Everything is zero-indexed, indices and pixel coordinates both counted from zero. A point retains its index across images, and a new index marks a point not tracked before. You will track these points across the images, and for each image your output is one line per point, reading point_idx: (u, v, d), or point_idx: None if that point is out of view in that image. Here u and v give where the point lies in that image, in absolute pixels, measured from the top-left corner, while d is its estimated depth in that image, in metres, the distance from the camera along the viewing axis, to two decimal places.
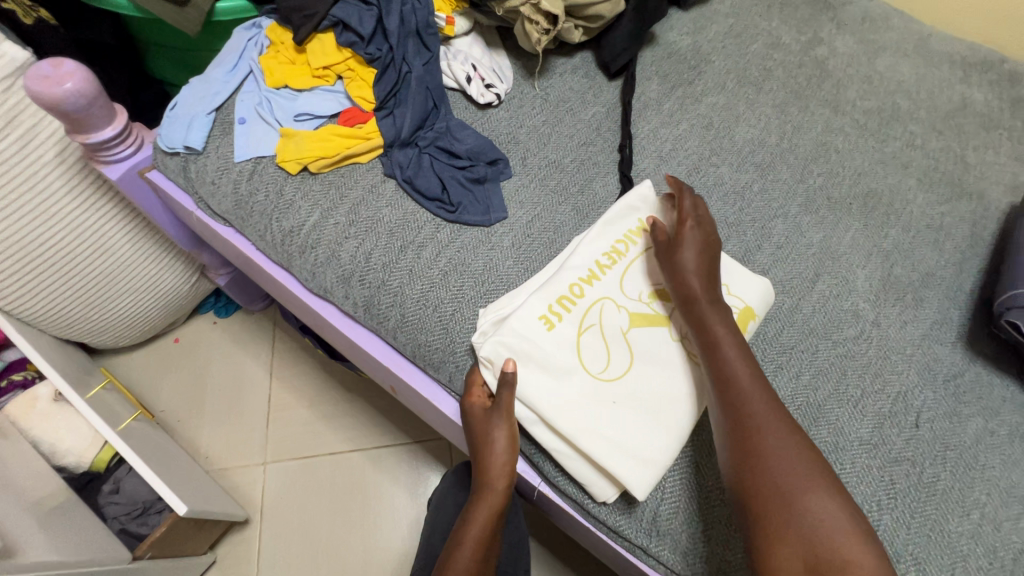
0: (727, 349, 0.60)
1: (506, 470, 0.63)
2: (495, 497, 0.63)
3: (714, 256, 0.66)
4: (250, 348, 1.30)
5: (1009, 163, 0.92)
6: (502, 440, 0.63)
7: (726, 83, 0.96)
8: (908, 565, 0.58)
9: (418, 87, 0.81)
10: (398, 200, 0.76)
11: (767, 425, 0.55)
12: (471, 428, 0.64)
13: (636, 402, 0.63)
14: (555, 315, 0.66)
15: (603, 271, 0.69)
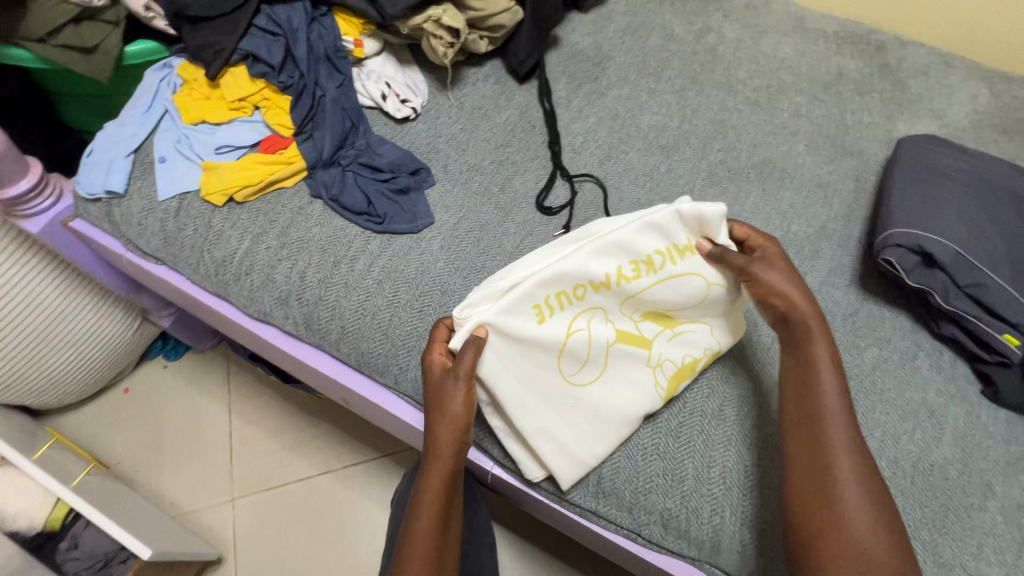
0: (819, 345, 0.61)
1: (459, 427, 0.61)
2: (448, 454, 0.61)
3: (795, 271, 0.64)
4: (205, 387, 1.29)
5: (883, 122, 1.02)
6: (455, 400, 0.60)
7: (629, 76, 1.03)
8: None
9: (334, 109, 0.84)
10: (327, 218, 0.79)
11: (841, 425, 0.58)
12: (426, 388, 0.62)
13: (591, 412, 0.65)
14: (548, 308, 0.63)
15: (621, 281, 0.64)
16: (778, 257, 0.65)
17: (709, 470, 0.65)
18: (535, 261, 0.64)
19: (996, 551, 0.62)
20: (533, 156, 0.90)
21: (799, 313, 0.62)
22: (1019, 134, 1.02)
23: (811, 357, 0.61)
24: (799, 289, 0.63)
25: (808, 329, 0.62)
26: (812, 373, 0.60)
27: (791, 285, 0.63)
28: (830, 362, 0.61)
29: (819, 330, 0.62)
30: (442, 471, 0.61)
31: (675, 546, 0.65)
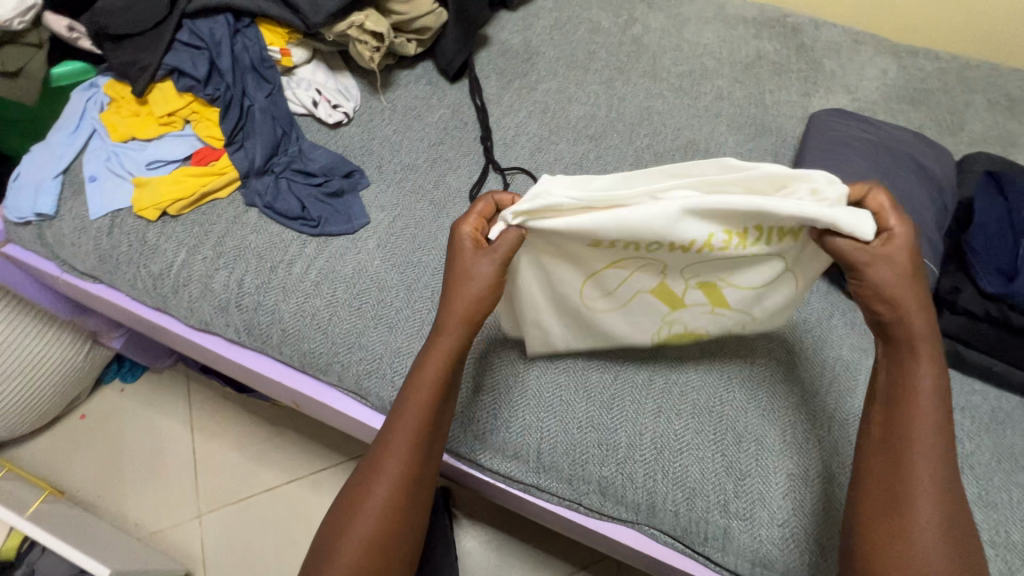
0: (921, 359, 0.54)
1: (474, 310, 0.58)
2: (456, 334, 0.59)
3: (919, 269, 0.53)
4: (165, 406, 1.28)
5: (800, 100, 1.08)
6: (476, 279, 0.57)
7: (557, 69, 1.07)
8: (749, 443, 0.69)
9: (264, 118, 0.85)
10: (262, 225, 0.81)
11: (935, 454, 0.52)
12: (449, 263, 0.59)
13: (587, 326, 0.70)
14: (610, 243, 0.59)
15: (702, 247, 0.58)
16: (903, 245, 0.53)
17: (641, 436, 0.69)
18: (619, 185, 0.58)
19: None
20: (466, 152, 0.93)
21: (906, 323, 0.54)
22: (926, 103, 1.09)
23: (912, 380, 0.54)
24: (912, 293, 0.53)
25: (908, 342, 0.54)
26: (910, 395, 0.54)
27: (906, 291, 0.53)
28: (932, 380, 0.54)
29: (925, 339, 0.54)
30: (443, 355, 0.59)
31: (614, 511, 0.68)
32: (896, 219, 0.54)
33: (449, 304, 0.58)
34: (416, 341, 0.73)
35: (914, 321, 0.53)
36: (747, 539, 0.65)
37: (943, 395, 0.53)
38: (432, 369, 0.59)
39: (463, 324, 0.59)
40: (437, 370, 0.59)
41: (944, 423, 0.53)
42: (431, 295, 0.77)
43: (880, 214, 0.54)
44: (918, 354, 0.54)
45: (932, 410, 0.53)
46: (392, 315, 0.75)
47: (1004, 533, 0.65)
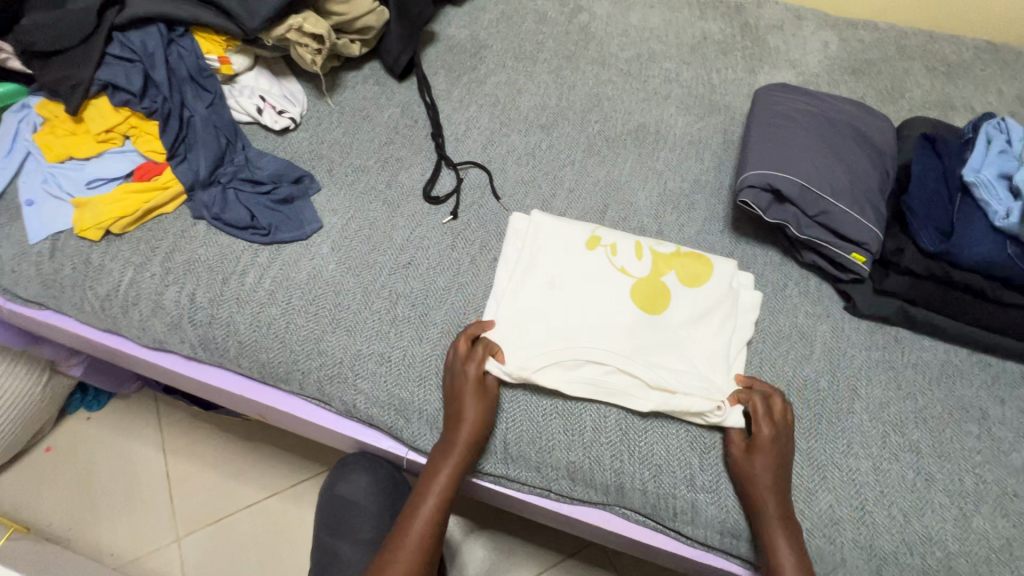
0: (774, 528, 0.62)
1: (477, 439, 0.67)
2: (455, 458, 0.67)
3: (778, 461, 0.64)
4: (135, 432, 1.25)
5: (746, 77, 1.10)
6: (475, 414, 0.67)
7: (506, 62, 1.07)
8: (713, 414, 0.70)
9: (206, 128, 0.84)
10: (211, 237, 0.79)
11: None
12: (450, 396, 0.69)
13: None
14: None
15: None
16: (764, 437, 0.65)
17: (605, 419, 0.69)
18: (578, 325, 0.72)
19: (864, 445, 0.69)
20: (417, 150, 0.92)
21: (758, 502, 0.63)
22: (867, 74, 1.11)
23: (774, 543, 0.61)
24: (764, 472, 0.63)
25: (764, 526, 0.62)
26: (767, 555, 0.61)
27: (763, 465, 0.63)
28: (789, 553, 0.61)
29: (778, 520, 0.62)
30: (451, 473, 0.67)
31: (583, 495, 0.69)
32: (773, 424, 0.66)
33: (454, 430, 0.67)
34: (376, 343, 0.73)
35: (766, 484, 0.63)
36: (714, 510, 0.66)
37: (803, 560, 0.61)
38: (437, 489, 0.67)
39: (469, 449, 0.67)
40: (444, 483, 0.67)
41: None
42: (389, 295, 0.76)
43: (756, 421, 0.66)
44: (774, 531, 0.62)
45: (790, 574, 0.60)
46: (350, 318, 0.74)
47: (959, 482, 0.67)
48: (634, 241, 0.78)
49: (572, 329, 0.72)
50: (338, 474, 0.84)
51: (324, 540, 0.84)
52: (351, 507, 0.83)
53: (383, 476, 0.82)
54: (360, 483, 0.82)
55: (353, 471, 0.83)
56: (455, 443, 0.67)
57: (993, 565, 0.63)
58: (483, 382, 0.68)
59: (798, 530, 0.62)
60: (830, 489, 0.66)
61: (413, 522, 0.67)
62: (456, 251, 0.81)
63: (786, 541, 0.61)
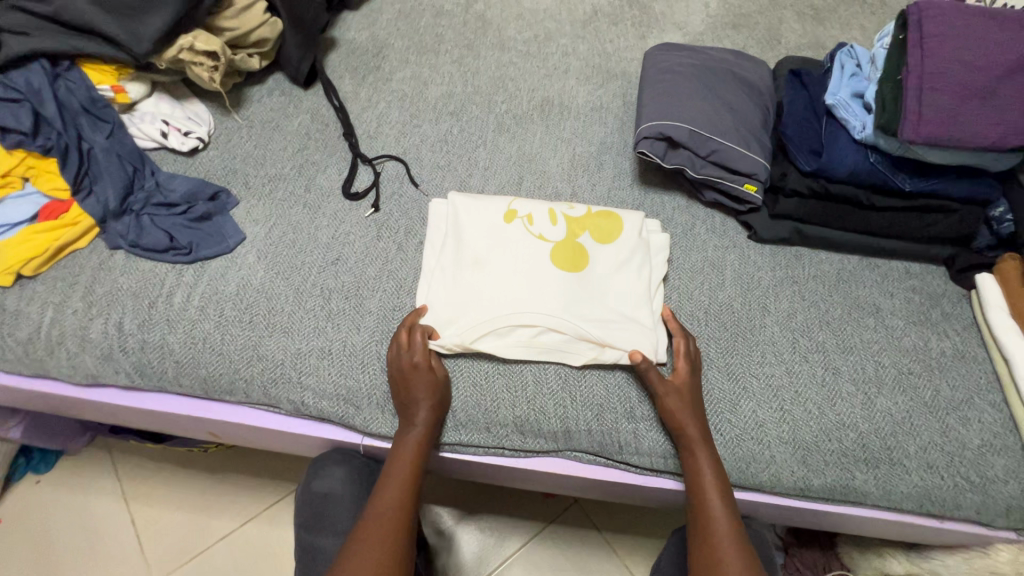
0: (696, 446, 0.67)
1: (433, 417, 0.69)
2: (419, 429, 0.69)
3: (694, 388, 0.70)
4: (92, 487, 1.20)
5: (637, 43, 1.16)
6: (427, 394, 0.69)
7: (409, 57, 1.10)
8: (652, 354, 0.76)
9: (108, 158, 0.83)
10: (132, 265, 0.79)
11: (721, 509, 0.65)
12: (398, 386, 0.70)
13: None
14: None
15: None
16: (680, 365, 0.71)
17: (546, 371, 0.74)
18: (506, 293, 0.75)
19: (776, 353, 0.76)
20: (332, 152, 0.94)
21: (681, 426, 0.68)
22: (746, 26, 1.20)
23: (697, 461, 0.67)
24: (684, 399, 0.69)
25: (687, 440, 0.68)
26: (693, 472, 0.66)
27: (688, 392, 0.69)
28: (708, 460, 0.67)
29: (701, 440, 0.67)
30: (413, 453, 0.68)
31: (536, 445, 0.72)
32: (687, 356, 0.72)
33: (411, 414, 0.69)
34: (314, 339, 0.74)
35: (688, 409, 0.68)
36: (654, 435, 0.71)
37: (720, 469, 0.67)
38: (402, 472, 0.67)
39: (428, 428, 0.69)
40: (411, 462, 0.68)
41: (724, 490, 0.66)
42: (321, 292, 0.78)
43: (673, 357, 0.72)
44: (696, 448, 0.67)
45: (710, 477, 0.66)
46: (285, 320, 0.76)
47: (862, 370, 0.75)
48: (548, 208, 0.83)
49: (503, 297, 0.75)
50: (312, 470, 0.81)
51: (303, 543, 0.80)
52: (330, 502, 0.81)
53: (359, 467, 0.80)
54: (335, 476, 0.80)
55: (327, 465, 0.80)
56: (414, 424, 0.69)
57: (899, 436, 0.70)
58: (432, 365, 0.70)
59: (714, 446, 0.68)
60: (752, 397, 0.72)
61: (379, 507, 0.66)
62: (382, 241, 0.84)
63: (707, 457, 0.67)
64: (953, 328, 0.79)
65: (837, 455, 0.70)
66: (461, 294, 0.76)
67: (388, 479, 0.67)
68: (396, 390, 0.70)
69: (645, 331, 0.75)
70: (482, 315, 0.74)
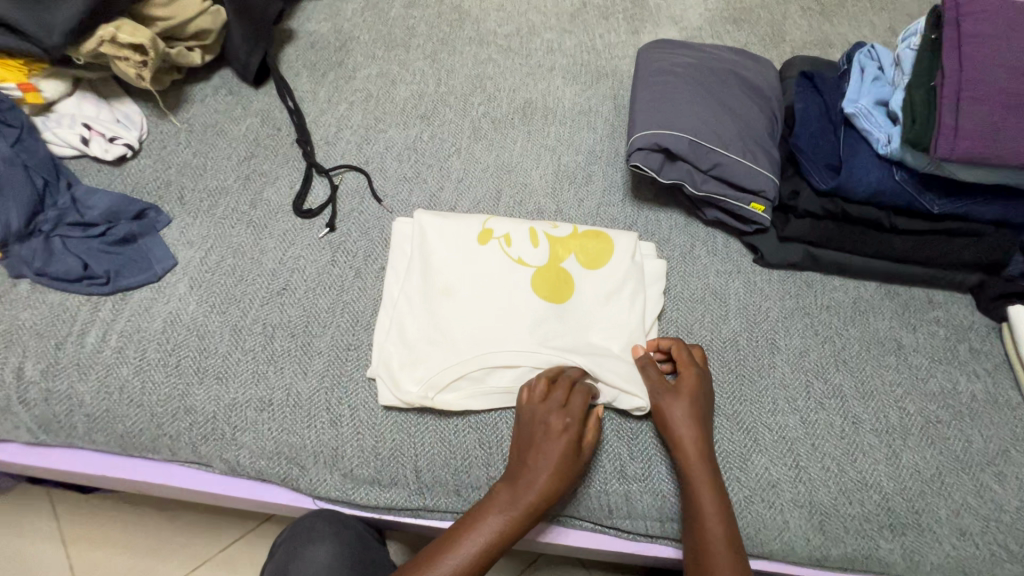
0: (699, 483, 0.57)
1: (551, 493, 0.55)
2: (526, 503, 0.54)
3: (700, 415, 0.61)
4: (26, 529, 1.07)
5: (630, 39, 1.06)
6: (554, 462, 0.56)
7: (375, 52, 0.98)
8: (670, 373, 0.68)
9: (11, 169, 0.70)
10: (38, 297, 0.67)
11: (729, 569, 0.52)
12: (527, 445, 0.57)
13: None
14: None
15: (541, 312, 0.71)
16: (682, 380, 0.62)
17: None
18: (476, 330, 0.65)
19: (789, 399, 0.66)
20: (283, 161, 0.82)
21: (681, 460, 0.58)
22: (747, 22, 1.10)
23: (693, 475, 0.57)
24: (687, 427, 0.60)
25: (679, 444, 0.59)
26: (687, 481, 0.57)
27: (693, 394, 0.61)
28: (704, 469, 0.57)
29: (705, 470, 0.57)
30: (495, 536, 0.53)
31: None
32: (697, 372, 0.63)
33: (529, 485, 0.55)
34: (252, 387, 0.63)
35: (680, 410, 0.60)
36: (650, 499, 0.61)
37: (730, 519, 0.55)
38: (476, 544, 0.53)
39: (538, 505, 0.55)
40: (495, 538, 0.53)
41: (735, 544, 0.54)
42: (263, 329, 0.67)
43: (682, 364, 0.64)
44: (691, 456, 0.58)
45: (706, 489, 0.56)
46: (218, 362, 0.65)
47: (884, 419, 0.66)
48: (528, 227, 0.72)
49: (479, 333, 0.65)
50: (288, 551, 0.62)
51: None
52: None
53: (351, 542, 0.63)
54: (320, 559, 0.62)
55: (310, 543, 0.62)
56: (526, 499, 0.54)
57: (928, 496, 0.62)
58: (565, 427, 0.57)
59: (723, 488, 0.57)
60: (763, 451, 0.63)
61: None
62: (337, 266, 0.72)
63: (714, 503, 0.56)
64: (984, 367, 0.70)
65: (858, 520, 0.60)
66: (429, 329, 0.65)
67: (457, 543, 0.53)
68: (519, 446, 0.58)
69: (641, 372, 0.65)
70: (454, 355, 0.64)
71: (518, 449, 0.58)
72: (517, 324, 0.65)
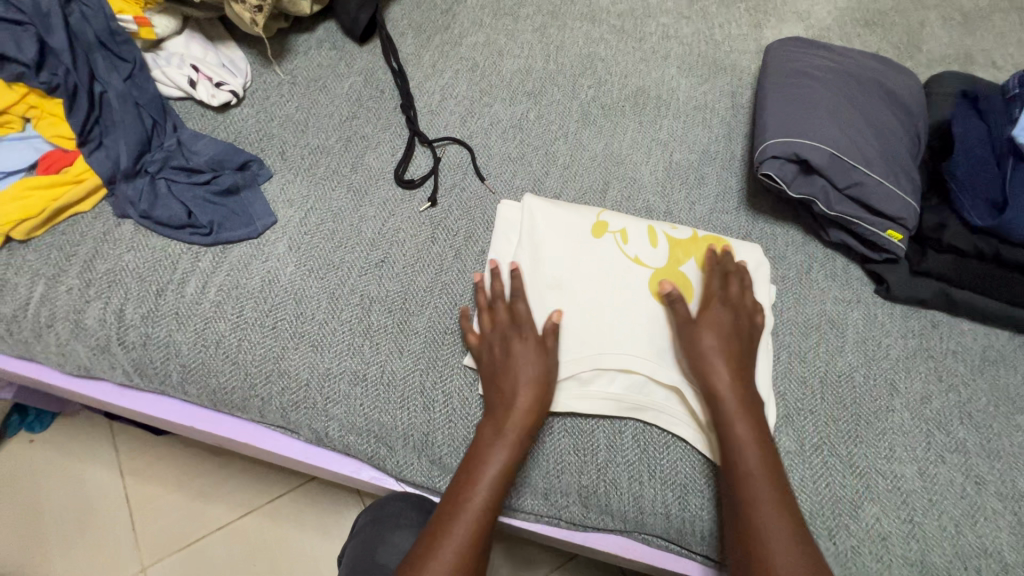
0: (719, 338, 0.59)
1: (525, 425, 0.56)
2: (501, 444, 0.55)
3: (737, 318, 0.61)
4: (87, 454, 1.07)
5: (752, 32, 0.98)
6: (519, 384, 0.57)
7: (483, 19, 0.93)
8: (796, 378, 0.65)
9: (124, 106, 0.69)
10: (141, 240, 0.66)
11: (764, 483, 0.53)
12: (497, 345, 0.60)
13: None
14: None
15: None
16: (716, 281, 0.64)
17: (621, 435, 0.60)
18: (591, 331, 0.62)
19: (907, 448, 0.61)
20: (386, 125, 0.79)
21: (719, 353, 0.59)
22: (881, 26, 1.01)
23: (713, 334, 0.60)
24: (725, 332, 0.60)
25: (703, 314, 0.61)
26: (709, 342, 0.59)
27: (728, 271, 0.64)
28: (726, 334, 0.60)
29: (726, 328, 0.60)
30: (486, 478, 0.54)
31: (597, 522, 0.60)
32: (742, 324, 0.61)
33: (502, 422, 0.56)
34: (347, 359, 0.62)
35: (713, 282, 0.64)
36: None
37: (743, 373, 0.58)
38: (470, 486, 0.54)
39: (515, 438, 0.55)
40: (485, 485, 0.54)
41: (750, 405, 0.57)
42: (361, 300, 0.65)
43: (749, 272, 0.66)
44: (711, 320, 0.61)
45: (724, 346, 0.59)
46: (315, 331, 0.63)
47: (1011, 483, 0.60)
48: (647, 226, 0.68)
49: (591, 333, 0.62)
50: (377, 532, 0.64)
51: None
52: None
53: None
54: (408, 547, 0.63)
55: (398, 530, 0.63)
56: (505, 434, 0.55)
57: None
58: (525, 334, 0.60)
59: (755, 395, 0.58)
60: (874, 499, 0.59)
61: (450, 513, 0.53)
62: (436, 245, 0.70)
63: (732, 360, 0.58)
64: None
65: None
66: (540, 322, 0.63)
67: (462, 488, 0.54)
68: (493, 375, 0.58)
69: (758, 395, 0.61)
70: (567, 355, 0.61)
71: (505, 401, 0.57)
72: (636, 330, 0.62)
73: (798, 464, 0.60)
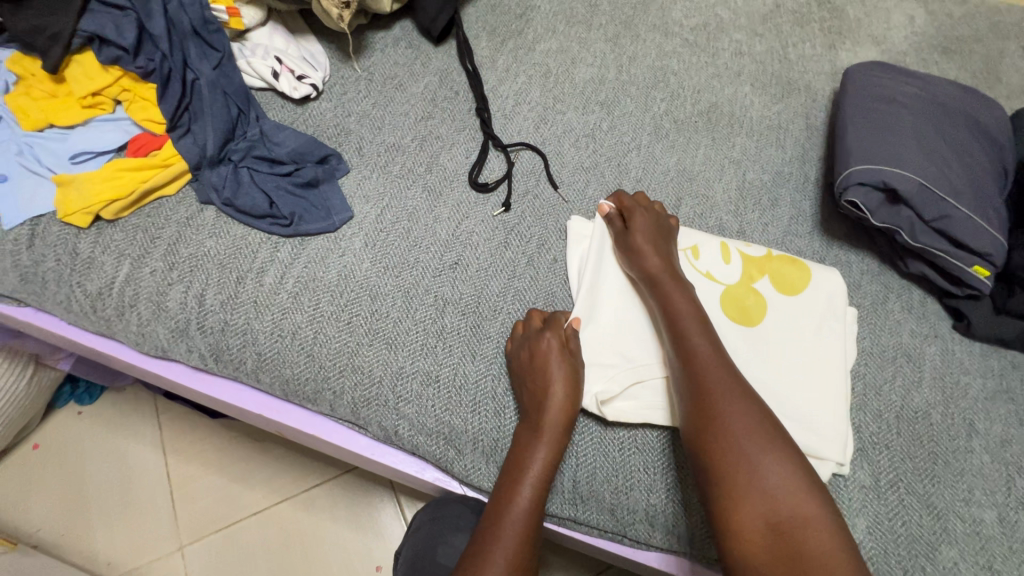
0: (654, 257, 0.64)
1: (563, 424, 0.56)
2: (540, 443, 0.56)
3: (662, 239, 0.66)
4: (131, 430, 1.08)
5: (826, 53, 0.97)
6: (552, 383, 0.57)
7: (557, 26, 0.93)
8: (869, 411, 0.64)
9: (212, 93, 0.70)
10: (222, 227, 0.67)
11: (722, 386, 0.53)
12: (523, 348, 0.60)
13: None
14: None
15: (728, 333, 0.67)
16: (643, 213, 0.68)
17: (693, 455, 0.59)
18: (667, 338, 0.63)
19: (986, 492, 0.60)
20: (460, 127, 0.79)
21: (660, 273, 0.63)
22: (958, 53, 0.99)
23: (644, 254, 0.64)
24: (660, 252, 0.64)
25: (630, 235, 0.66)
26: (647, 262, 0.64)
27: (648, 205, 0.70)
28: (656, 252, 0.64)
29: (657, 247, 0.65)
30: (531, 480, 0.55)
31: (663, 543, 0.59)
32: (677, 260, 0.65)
33: (538, 421, 0.56)
34: (420, 360, 0.62)
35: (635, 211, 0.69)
36: None
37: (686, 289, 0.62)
38: (513, 482, 0.55)
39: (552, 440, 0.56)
40: (529, 485, 0.54)
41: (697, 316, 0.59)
42: (435, 300, 0.65)
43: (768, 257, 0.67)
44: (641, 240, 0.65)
45: (659, 263, 0.63)
46: (390, 329, 0.63)
47: None
48: (719, 243, 0.70)
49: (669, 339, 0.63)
50: (437, 533, 0.65)
51: None
52: None
53: None
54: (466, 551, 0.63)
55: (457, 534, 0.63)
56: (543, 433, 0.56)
57: None
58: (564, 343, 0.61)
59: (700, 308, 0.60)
60: (952, 542, 0.57)
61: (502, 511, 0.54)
62: (509, 250, 0.70)
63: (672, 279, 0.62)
64: None
65: None
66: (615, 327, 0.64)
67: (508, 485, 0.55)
68: (525, 377, 0.59)
69: (842, 422, 0.60)
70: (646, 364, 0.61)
71: (538, 402, 0.57)
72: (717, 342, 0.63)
73: (874, 499, 0.59)
